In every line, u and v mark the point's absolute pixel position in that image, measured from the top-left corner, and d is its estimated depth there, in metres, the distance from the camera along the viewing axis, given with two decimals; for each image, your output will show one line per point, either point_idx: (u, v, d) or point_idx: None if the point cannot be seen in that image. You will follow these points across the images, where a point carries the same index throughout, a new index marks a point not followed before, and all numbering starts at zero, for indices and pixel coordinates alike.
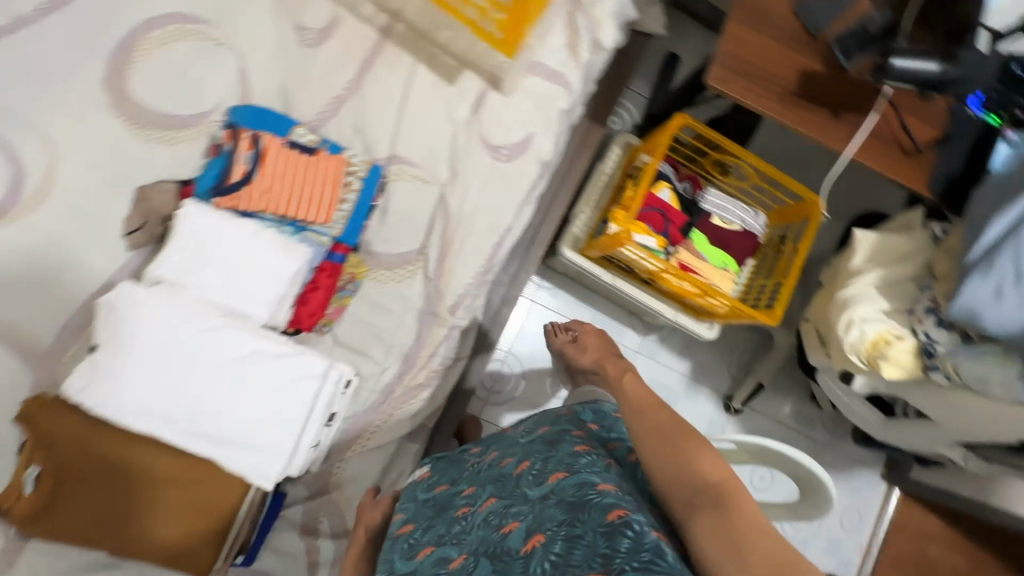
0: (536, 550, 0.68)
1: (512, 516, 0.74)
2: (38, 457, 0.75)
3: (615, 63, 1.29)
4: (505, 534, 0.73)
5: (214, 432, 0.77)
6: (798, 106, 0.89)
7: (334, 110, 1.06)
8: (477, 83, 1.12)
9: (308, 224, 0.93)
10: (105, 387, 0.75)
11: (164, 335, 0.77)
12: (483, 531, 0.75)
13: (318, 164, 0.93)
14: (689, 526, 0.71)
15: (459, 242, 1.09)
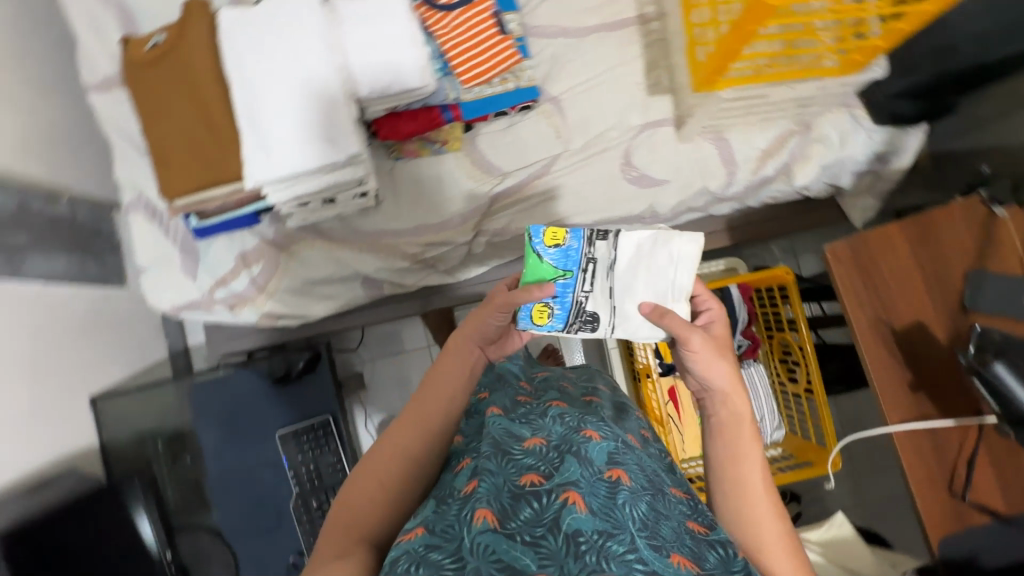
0: (621, 483, 0.59)
1: (591, 425, 0.67)
2: (171, 33, 0.94)
3: (795, 206, 1.23)
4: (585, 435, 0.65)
5: (257, 118, 0.92)
6: (881, 342, 0.79)
7: (555, 32, 1.15)
8: (666, 111, 1.14)
9: (452, 74, 1.04)
10: (237, 25, 0.92)
11: (295, 36, 0.92)
12: (554, 430, 0.66)
13: (500, 47, 1.03)
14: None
15: (533, 194, 1.12)
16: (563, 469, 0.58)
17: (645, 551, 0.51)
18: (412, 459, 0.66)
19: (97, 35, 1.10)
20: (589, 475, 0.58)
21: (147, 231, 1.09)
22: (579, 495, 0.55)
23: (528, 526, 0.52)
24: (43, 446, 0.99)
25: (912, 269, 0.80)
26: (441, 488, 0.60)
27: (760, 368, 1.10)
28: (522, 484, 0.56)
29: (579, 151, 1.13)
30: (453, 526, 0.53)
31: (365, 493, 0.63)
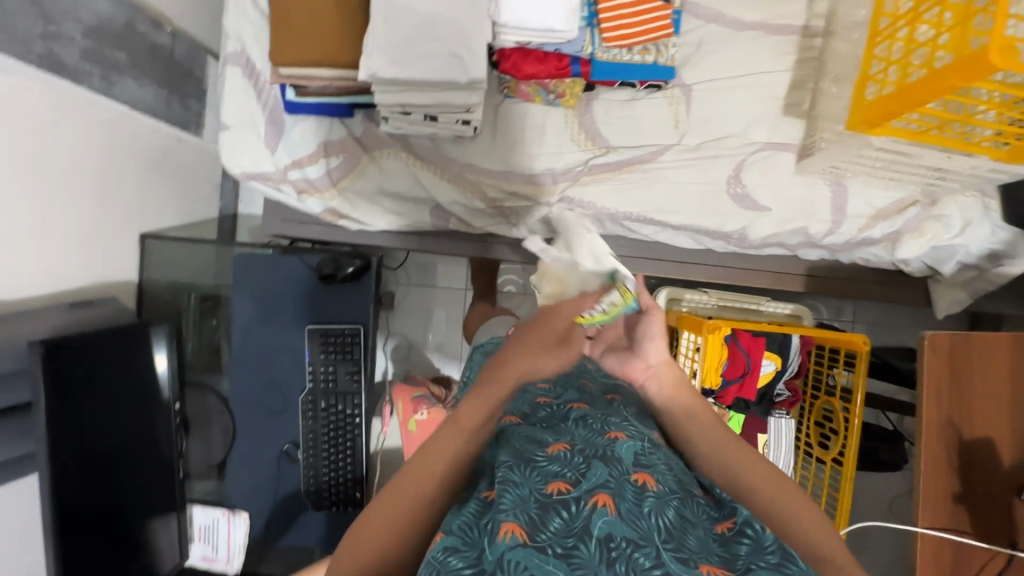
0: (646, 489, 0.56)
1: (616, 426, 0.65)
2: None
3: (882, 276, 1.17)
4: (612, 440, 0.62)
5: (390, 4, 0.85)
6: (946, 448, 0.76)
7: (710, 16, 1.07)
8: (794, 137, 1.07)
9: (597, 26, 0.97)
10: None
11: None
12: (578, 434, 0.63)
13: (655, 15, 0.97)
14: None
15: (630, 178, 1.07)
16: (591, 473, 0.56)
17: (674, 567, 0.48)
18: (422, 503, 0.55)
19: None
20: (617, 475, 0.56)
21: (240, 89, 1.06)
22: (610, 498, 0.53)
23: (559, 536, 0.49)
24: (89, 267, 0.99)
25: (1004, 386, 0.76)
26: (458, 491, 0.57)
27: (791, 421, 1.07)
28: (548, 491, 0.53)
29: (692, 149, 1.07)
30: (474, 533, 0.50)
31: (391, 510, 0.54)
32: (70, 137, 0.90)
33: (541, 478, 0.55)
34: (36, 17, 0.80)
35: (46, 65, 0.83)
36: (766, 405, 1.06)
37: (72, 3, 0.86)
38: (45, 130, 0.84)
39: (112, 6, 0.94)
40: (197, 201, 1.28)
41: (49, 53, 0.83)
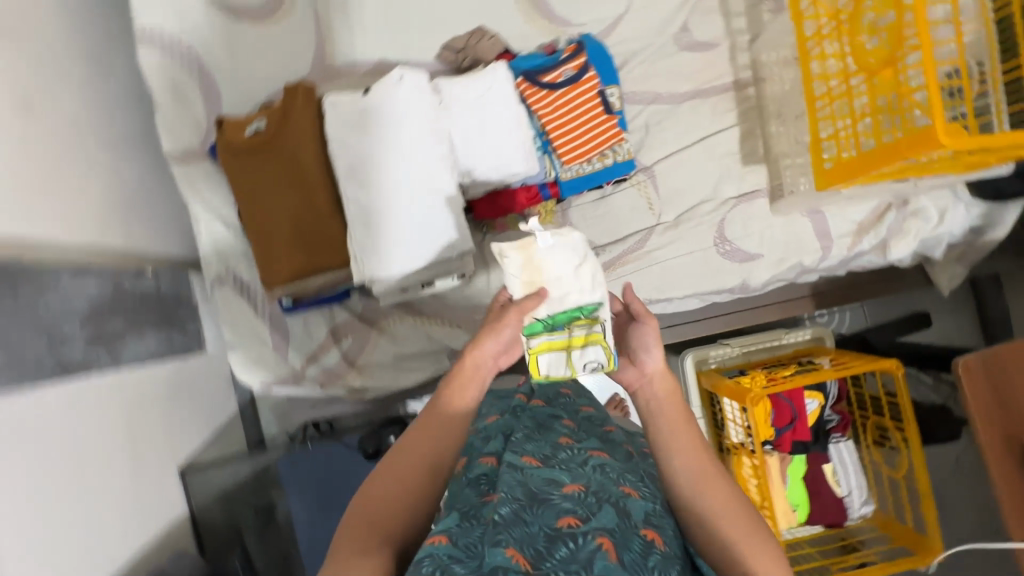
0: (650, 541, 0.55)
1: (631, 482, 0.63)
2: (272, 121, 0.91)
3: (881, 273, 1.22)
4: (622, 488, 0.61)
5: (362, 206, 0.89)
6: (1013, 461, 0.78)
7: (648, 99, 1.12)
8: (761, 182, 1.12)
9: (552, 151, 1.01)
10: (344, 117, 0.88)
11: (404, 127, 0.89)
12: (596, 475, 0.62)
13: (602, 125, 1.00)
14: None
15: (625, 268, 1.11)
16: (599, 515, 0.55)
17: None
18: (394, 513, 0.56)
19: (175, 104, 1.05)
20: (626, 525, 0.55)
21: (236, 308, 1.07)
22: (616, 545, 0.52)
23: (563, 565, 0.49)
24: (147, 529, 0.99)
25: None
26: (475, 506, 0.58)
27: (850, 444, 1.11)
28: (559, 523, 0.53)
29: (671, 224, 1.12)
30: (474, 547, 0.51)
31: (377, 504, 0.56)
32: (96, 424, 0.90)
33: (554, 512, 0.54)
34: (39, 336, 0.81)
35: (59, 373, 0.84)
36: (823, 439, 1.10)
37: (64, 301, 0.87)
38: (79, 431, 0.85)
39: (97, 283, 0.95)
40: (218, 409, 1.28)
41: (59, 362, 0.84)
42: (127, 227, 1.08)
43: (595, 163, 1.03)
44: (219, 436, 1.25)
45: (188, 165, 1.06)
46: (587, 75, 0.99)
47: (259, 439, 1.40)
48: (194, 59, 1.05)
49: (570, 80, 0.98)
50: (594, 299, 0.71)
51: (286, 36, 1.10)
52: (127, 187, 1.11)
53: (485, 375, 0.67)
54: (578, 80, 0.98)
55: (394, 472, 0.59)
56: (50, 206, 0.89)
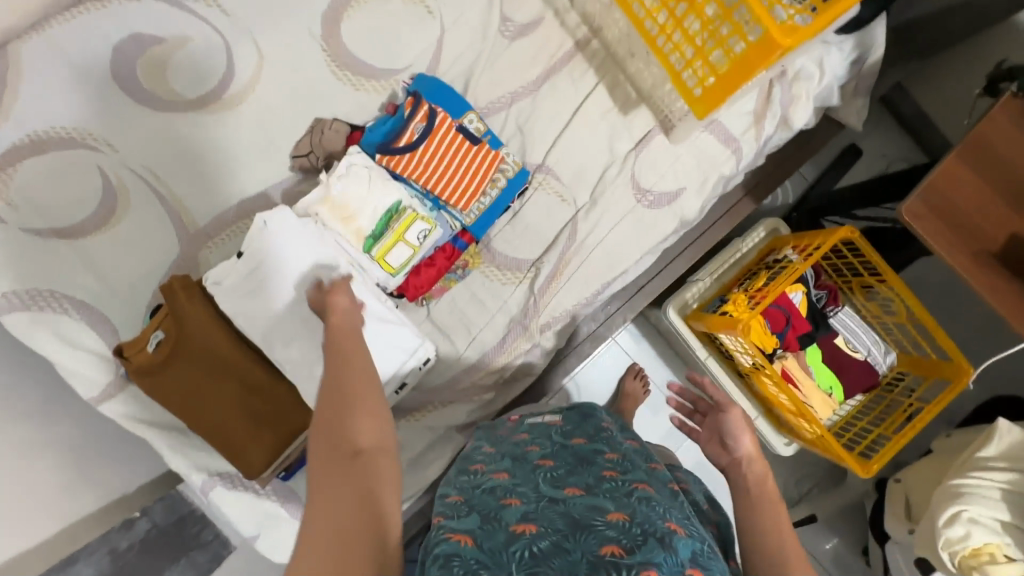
0: None
1: (675, 519, 0.59)
2: (167, 325, 0.85)
3: (797, 140, 1.21)
4: (670, 528, 0.57)
5: (296, 358, 0.85)
6: (994, 268, 0.79)
7: (507, 102, 1.08)
8: (649, 121, 1.10)
9: (445, 204, 0.97)
10: (239, 286, 0.85)
11: (300, 268, 0.86)
12: (644, 513, 0.60)
13: (478, 156, 0.97)
14: None
15: (572, 267, 1.08)
16: (645, 550, 0.52)
17: None
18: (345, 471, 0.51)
19: (63, 351, 0.96)
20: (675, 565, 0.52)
21: (237, 505, 1.02)
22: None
23: None
24: None
25: (987, 189, 0.79)
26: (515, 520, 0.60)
27: (848, 309, 1.13)
28: (601, 556, 0.52)
29: (589, 204, 1.09)
30: (500, 556, 0.53)
31: (334, 467, 0.52)
32: None
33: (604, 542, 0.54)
34: None
35: None
36: (823, 320, 1.11)
37: None
38: None
39: None
40: None
41: None
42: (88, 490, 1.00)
43: (490, 193, 1.00)
44: None
45: (113, 400, 0.99)
46: (437, 119, 0.95)
47: None
48: (57, 298, 0.97)
49: (425, 132, 0.94)
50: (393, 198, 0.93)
51: (136, 226, 1.02)
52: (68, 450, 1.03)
53: (357, 316, 0.76)
54: (431, 128, 0.94)
55: (338, 475, 0.51)
56: None
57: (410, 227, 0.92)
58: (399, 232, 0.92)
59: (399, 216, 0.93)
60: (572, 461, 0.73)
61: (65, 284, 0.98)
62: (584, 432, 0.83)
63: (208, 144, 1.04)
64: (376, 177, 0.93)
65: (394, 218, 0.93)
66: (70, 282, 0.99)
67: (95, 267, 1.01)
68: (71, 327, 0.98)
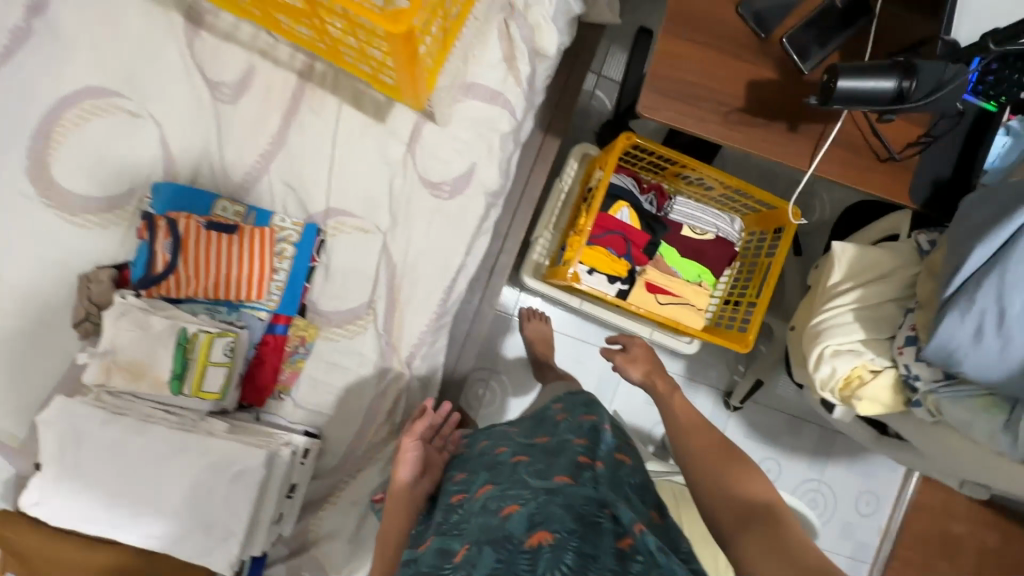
0: (541, 546, 0.62)
1: (510, 498, 0.70)
2: (16, 560, 0.80)
3: (567, 61, 1.18)
4: (504, 515, 0.67)
5: (155, 529, 0.80)
6: (747, 122, 0.78)
7: (263, 166, 1.02)
8: (410, 116, 1.05)
9: (241, 302, 0.92)
10: (56, 494, 0.78)
11: (107, 448, 0.78)
12: (484, 520, 0.68)
13: (248, 240, 0.91)
14: (737, 545, 0.66)
15: (407, 291, 1.06)
16: (480, 561, 0.63)
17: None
18: None
19: None
20: (512, 550, 0.62)
21: None
22: None
23: None
24: None
25: (707, 48, 0.78)
26: (443, 530, 0.73)
27: (683, 198, 1.12)
28: None
29: (393, 224, 1.05)
30: None
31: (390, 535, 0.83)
32: None
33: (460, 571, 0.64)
34: None
35: None
36: (659, 222, 1.09)
37: None
38: None
39: None
40: None
41: None
42: None
43: (282, 265, 0.96)
44: None
45: None
46: (181, 227, 0.86)
47: None
48: None
49: (176, 245, 0.86)
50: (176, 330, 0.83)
51: None
52: None
53: (415, 493, 0.86)
54: (180, 239, 0.86)
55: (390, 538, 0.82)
56: None
57: (213, 346, 0.85)
58: (197, 361, 0.84)
59: (196, 339, 0.84)
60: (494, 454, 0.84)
61: None
62: (474, 441, 0.91)
63: None
64: (144, 317, 0.82)
65: (189, 347, 0.84)
66: None
67: None
68: None
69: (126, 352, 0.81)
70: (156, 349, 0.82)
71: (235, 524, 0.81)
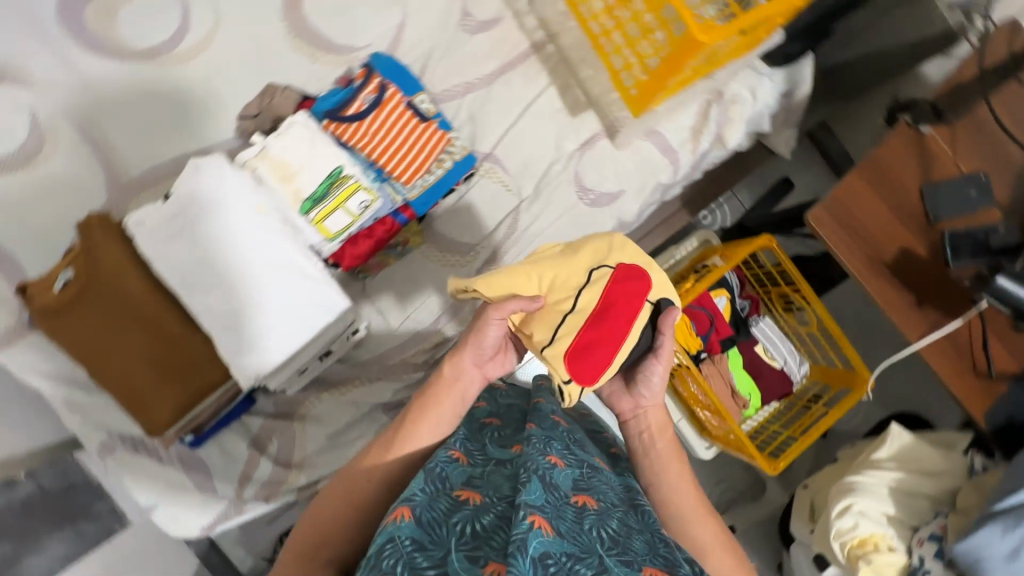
0: (587, 508, 0.63)
1: (553, 451, 0.69)
2: (78, 264, 0.82)
3: (729, 161, 1.31)
4: (551, 463, 0.66)
5: (218, 313, 0.83)
6: (882, 276, 0.87)
7: (462, 91, 1.12)
8: (595, 126, 1.16)
9: (390, 177, 0.98)
10: (159, 232, 0.82)
11: (234, 218, 0.84)
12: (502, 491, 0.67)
13: (428, 134, 0.99)
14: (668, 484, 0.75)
15: (510, 255, 1.11)
16: (528, 493, 0.59)
17: (613, 566, 0.54)
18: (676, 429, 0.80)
19: None
20: (555, 499, 0.61)
21: (136, 468, 0.98)
22: (545, 518, 0.56)
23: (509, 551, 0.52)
24: None
25: (886, 203, 0.88)
26: (470, 483, 0.69)
27: (769, 320, 1.18)
28: (485, 536, 0.59)
29: (532, 197, 1.13)
30: (438, 532, 0.60)
31: (359, 489, 0.72)
32: None
33: (501, 519, 0.61)
34: None
35: None
36: (744, 327, 1.16)
37: None
38: None
39: None
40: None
41: None
42: None
43: (436, 170, 1.01)
44: None
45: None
46: (387, 92, 0.97)
47: None
48: None
49: (375, 103, 0.96)
50: (334, 164, 0.91)
51: (61, 171, 0.98)
52: None
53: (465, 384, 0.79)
54: (381, 99, 0.96)
55: (371, 469, 0.73)
56: None
57: (352, 193, 0.91)
58: (337, 197, 0.91)
59: (343, 180, 0.91)
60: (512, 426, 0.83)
61: None
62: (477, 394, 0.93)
63: (151, 99, 1.02)
64: (320, 138, 0.91)
65: (337, 183, 0.91)
66: None
67: (15, 213, 0.96)
68: None
69: (291, 152, 0.90)
70: (312, 165, 0.90)
71: (284, 348, 0.86)
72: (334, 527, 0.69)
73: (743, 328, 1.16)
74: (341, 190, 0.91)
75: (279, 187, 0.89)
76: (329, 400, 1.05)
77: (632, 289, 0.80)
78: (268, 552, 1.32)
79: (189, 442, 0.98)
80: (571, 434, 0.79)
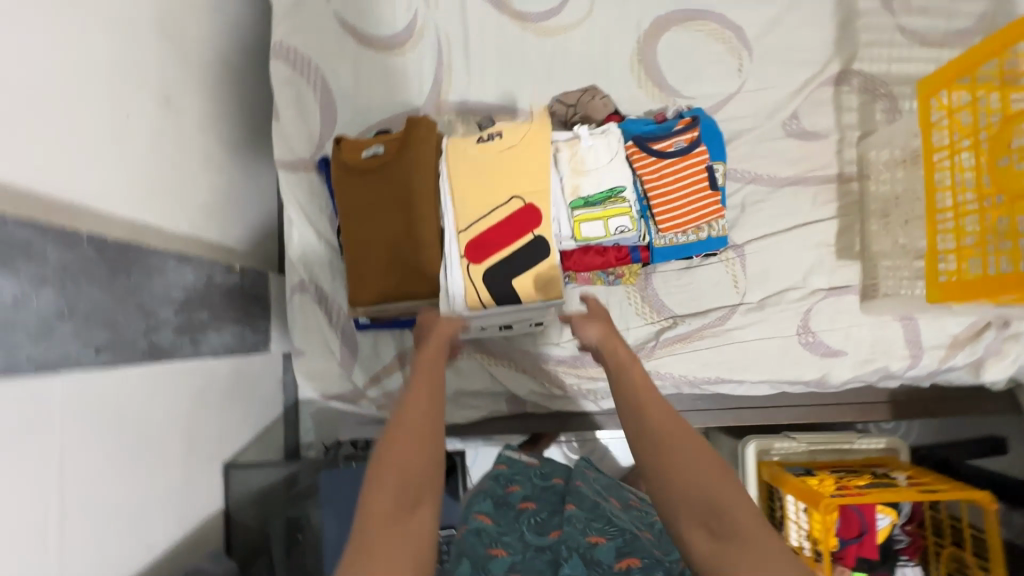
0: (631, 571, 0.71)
1: (594, 531, 0.77)
2: (391, 145, 0.95)
3: (966, 391, 1.16)
4: (591, 542, 0.75)
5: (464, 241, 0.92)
6: None
7: (748, 179, 1.12)
8: (853, 278, 1.09)
9: (651, 218, 1.01)
10: (462, 155, 0.93)
11: (524, 175, 0.92)
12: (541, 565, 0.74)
13: (706, 201, 1.00)
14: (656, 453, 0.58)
15: (699, 343, 1.09)
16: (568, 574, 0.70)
17: None
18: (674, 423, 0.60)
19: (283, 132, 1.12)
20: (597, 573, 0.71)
21: (310, 317, 1.11)
22: None
23: None
24: (191, 516, 0.99)
25: None
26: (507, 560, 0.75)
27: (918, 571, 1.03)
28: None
29: (752, 305, 1.09)
30: None
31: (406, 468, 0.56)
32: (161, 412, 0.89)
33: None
34: (136, 315, 0.84)
35: (149, 355, 0.87)
36: (891, 560, 1.02)
37: (166, 288, 0.91)
38: (147, 415, 0.86)
39: (195, 271, 1.00)
40: (269, 414, 1.30)
41: (151, 345, 0.86)
42: (213, 218, 1.12)
43: (691, 234, 1.02)
44: (265, 436, 1.26)
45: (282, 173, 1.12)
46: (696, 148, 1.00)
47: (295, 445, 1.41)
48: (319, 75, 1.13)
49: (681, 151, 0.99)
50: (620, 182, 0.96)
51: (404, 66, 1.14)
52: (222, 183, 1.17)
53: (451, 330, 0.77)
54: (688, 150, 0.99)
55: (418, 417, 0.60)
56: (159, 192, 0.94)
57: (619, 213, 0.95)
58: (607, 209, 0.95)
59: (619, 200, 0.95)
60: (549, 510, 0.85)
61: (324, 76, 1.13)
62: (513, 468, 0.94)
63: (500, 48, 1.14)
64: (621, 156, 0.97)
65: (612, 200, 0.95)
66: (323, 72, 1.13)
67: (355, 78, 1.13)
68: (311, 107, 1.13)
69: (594, 154, 0.97)
70: (603, 173, 0.96)
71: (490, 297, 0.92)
72: (413, 471, 0.56)
73: (888, 559, 1.02)
74: (612, 207, 0.95)
75: (566, 173, 0.96)
76: (477, 362, 1.10)
77: (529, 221, 0.91)
78: (332, 442, 1.42)
79: (359, 323, 1.08)
80: (600, 518, 0.81)
